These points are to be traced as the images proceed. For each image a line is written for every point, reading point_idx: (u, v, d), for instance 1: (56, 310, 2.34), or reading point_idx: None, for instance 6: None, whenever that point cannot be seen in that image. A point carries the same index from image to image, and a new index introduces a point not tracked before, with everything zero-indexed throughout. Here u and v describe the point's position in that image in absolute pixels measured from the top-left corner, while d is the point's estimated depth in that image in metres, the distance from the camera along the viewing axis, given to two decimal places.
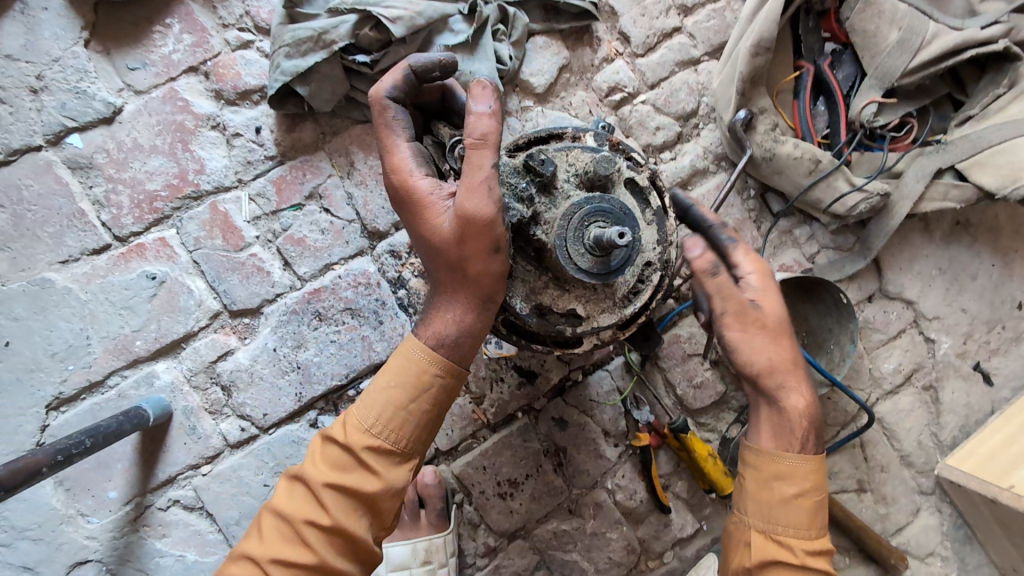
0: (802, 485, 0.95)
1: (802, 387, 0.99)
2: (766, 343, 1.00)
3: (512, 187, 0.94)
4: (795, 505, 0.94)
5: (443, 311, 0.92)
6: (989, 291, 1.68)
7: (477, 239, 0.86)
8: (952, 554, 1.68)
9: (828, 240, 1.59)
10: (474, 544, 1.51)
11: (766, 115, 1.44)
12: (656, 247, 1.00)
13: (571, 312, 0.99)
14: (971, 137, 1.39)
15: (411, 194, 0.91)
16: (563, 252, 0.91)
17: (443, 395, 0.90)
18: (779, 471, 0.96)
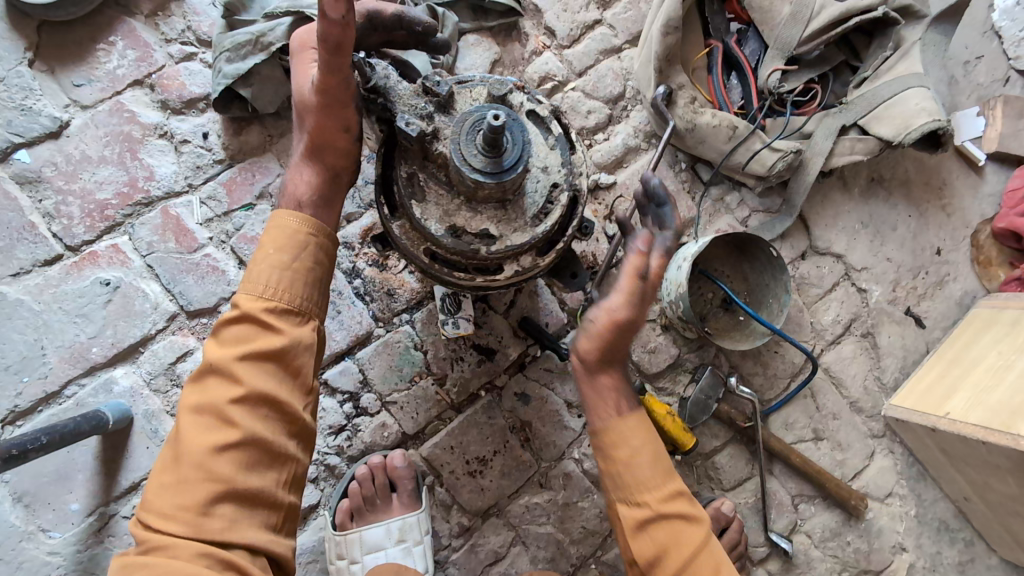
0: (636, 453, 1.12)
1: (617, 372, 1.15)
2: (604, 344, 1.10)
3: (412, 107, 1.00)
4: (637, 470, 1.12)
5: (297, 172, 1.04)
6: (909, 240, 1.81)
7: (329, 112, 0.99)
8: (908, 492, 1.77)
9: (757, 204, 1.71)
10: (449, 525, 1.53)
11: (684, 90, 1.56)
12: (562, 170, 1.07)
13: (484, 233, 1.04)
14: (866, 95, 1.53)
15: (303, 63, 1.07)
16: (460, 156, 0.97)
17: (323, 253, 0.99)
18: (619, 446, 1.13)
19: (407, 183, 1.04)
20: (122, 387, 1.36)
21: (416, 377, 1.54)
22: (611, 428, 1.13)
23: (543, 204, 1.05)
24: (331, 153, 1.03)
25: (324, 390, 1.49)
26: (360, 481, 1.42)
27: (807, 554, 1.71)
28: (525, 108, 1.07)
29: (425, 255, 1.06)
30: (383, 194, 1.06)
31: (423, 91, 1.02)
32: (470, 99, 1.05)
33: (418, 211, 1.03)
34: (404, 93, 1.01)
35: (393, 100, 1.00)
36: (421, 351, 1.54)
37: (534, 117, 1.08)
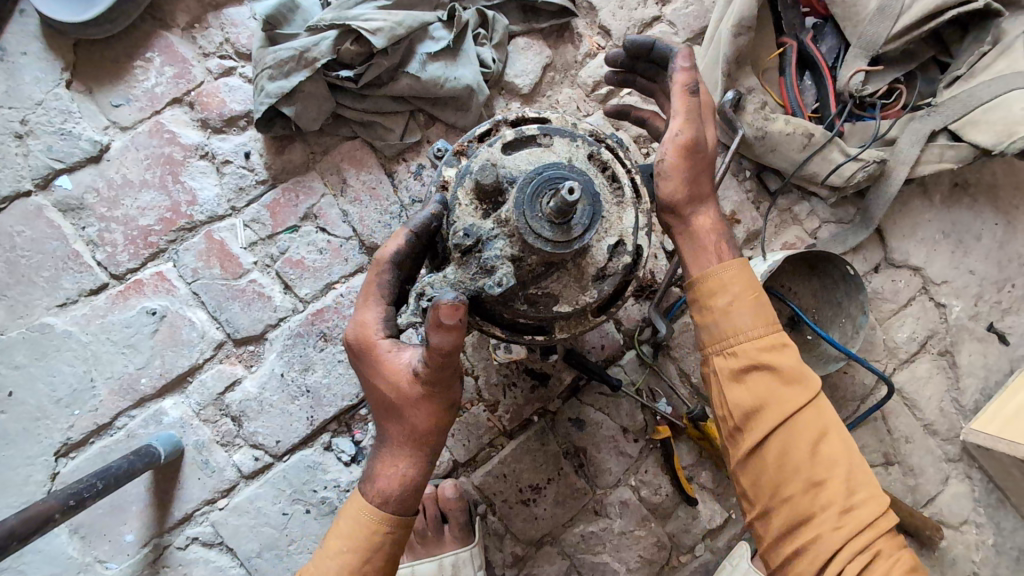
0: (737, 298, 0.99)
1: (709, 210, 1.07)
2: (683, 170, 1.04)
3: (476, 270, 0.82)
4: (738, 313, 0.99)
5: (392, 469, 0.91)
6: (995, 251, 1.67)
7: (435, 399, 0.89)
8: (986, 520, 1.66)
9: (828, 215, 1.58)
10: (502, 554, 1.49)
11: (754, 94, 1.44)
12: (577, 145, 0.92)
13: (611, 250, 0.91)
14: (961, 97, 1.38)
15: (369, 352, 0.91)
16: (550, 243, 0.81)
17: (398, 544, 0.90)
18: (719, 290, 1.01)
19: (531, 304, 0.90)
20: (172, 421, 1.33)
21: (466, 404, 1.48)
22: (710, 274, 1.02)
23: (608, 185, 0.94)
24: (429, 438, 0.91)
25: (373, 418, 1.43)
26: None
27: None
28: (499, 149, 0.90)
29: (596, 317, 0.95)
30: (525, 337, 0.94)
31: (458, 255, 0.83)
32: (469, 206, 0.88)
33: (568, 306, 0.90)
34: (455, 276, 0.82)
35: (462, 286, 0.81)
36: (471, 377, 1.48)
37: (510, 146, 0.92)
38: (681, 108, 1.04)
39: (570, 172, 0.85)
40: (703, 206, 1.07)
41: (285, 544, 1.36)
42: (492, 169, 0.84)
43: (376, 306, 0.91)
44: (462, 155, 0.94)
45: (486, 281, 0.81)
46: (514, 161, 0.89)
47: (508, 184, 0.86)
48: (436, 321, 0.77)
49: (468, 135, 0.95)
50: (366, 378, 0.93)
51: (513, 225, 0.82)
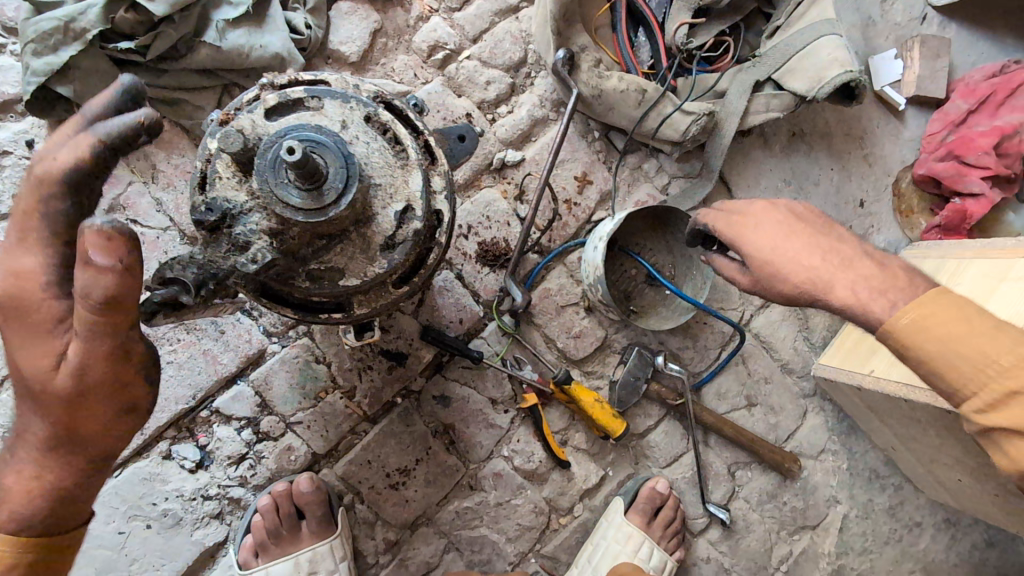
0: (965, 334, 0.83)
1: (851, 275, 0.92)
2: (820, 255, 0.95)
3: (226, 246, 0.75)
4: (957, 351, 0.83)
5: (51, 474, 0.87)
6: (833, 194, 1.76)
7: (93, 398, 0.84)
8: (840, 447, 1.79)
9: (676, 169, 1.62)
10: (374, 542, 1.45)
11: (587, 53, 1.42)
12: (353, 106, 0.86)
13: (399, 215, 0.87)
14: (779, 47, 1.43)
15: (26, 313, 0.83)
16: (302, 211, 0.76)
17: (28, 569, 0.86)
18: (919, 334, 0.85)
19: (314, 280, 0.86)
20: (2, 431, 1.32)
21: (320, 394, 1.41)
22: (897, 327, 0.87)
23: (391, 148, 0.88)
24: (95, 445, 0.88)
25: (217, 418, 1.34)
26: (262, 513, 1.30)
27: (746, 519, 1.72)
28: (260, 115, 0.82)
29: (398, 288, 0.93)
30: (320, 314, 0.91)
31: (207, 233, 0.78)
32: (231, 177, 0.79)
33: (355, 279, 0.86)
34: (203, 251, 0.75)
35: (212, 267, 0.74)
36: (323, 365, 1.40)
37: (276, 111, 0.84)
38: (818, 210, 1.02)
39: (324, 133, 0.79)
40: (826, 284, 0.93)
41: (126, 564, 1.29)
42: (237, 135, 0.75)
43: (37, 251, 0.82)
44: (223, 126, 0.84)
45: (238, 259, 0.75)
46: (275, 125, 0.81)
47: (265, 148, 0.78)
48: (85, 257, 0.75)
49: (233, 103, 0.86)
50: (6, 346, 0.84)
51: (263, 198, 0.76)
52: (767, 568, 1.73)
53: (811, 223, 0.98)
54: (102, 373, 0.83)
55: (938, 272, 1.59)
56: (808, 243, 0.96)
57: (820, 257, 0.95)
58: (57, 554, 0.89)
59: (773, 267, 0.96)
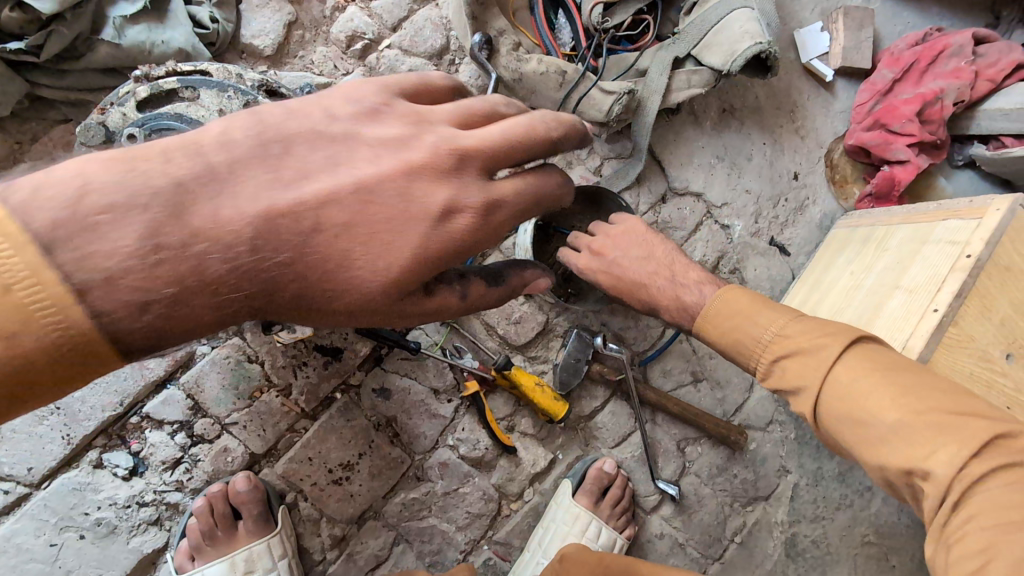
0: (747, 322, 1.09)
1: (671, 286, 1.22)
2: (651, 269, 1.25)
3: None
4: (747, 332, 1.09)
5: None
6: (767, 168, 1.78)
7: (302, 314, 0.78)
8: (787, 417, 1.81)
9: (608, 150, 1.63)
10: (320, 539, 1.44)
11: (505, 36, 1.43)
12: (214, 97, 1.03)
13: None
14: (695, 23, 1.44)
15: (256, 168, 0.73)
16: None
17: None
18: (720, 321, 1.13)
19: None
20: None
21: (255, 393, 1.39)
22: (706, 320, 1.16)
23: None
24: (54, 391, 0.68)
25: (148, 424, 1.32)
26: (197, 516, 1.29)
27: (698, 493, 1.73)
28: (134, 107, 1.03)
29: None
30: None
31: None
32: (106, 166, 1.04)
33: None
34: None
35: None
36: (256, 364, 1.39)
37: (151, 102, 1.04)
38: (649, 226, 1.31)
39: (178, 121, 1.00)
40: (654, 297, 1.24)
41: None
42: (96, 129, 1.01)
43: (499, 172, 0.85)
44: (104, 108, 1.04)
45: None
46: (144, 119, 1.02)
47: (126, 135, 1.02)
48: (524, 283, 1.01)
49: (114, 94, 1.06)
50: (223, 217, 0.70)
51: None
52: (721, 540, 1.75)
53: (643, 241, 1.28)
54: (288, 297, 0.75)
55: (868, 241, 1.60)
56: (644, 258, 1.26)
57: (650, 274, 1.25)
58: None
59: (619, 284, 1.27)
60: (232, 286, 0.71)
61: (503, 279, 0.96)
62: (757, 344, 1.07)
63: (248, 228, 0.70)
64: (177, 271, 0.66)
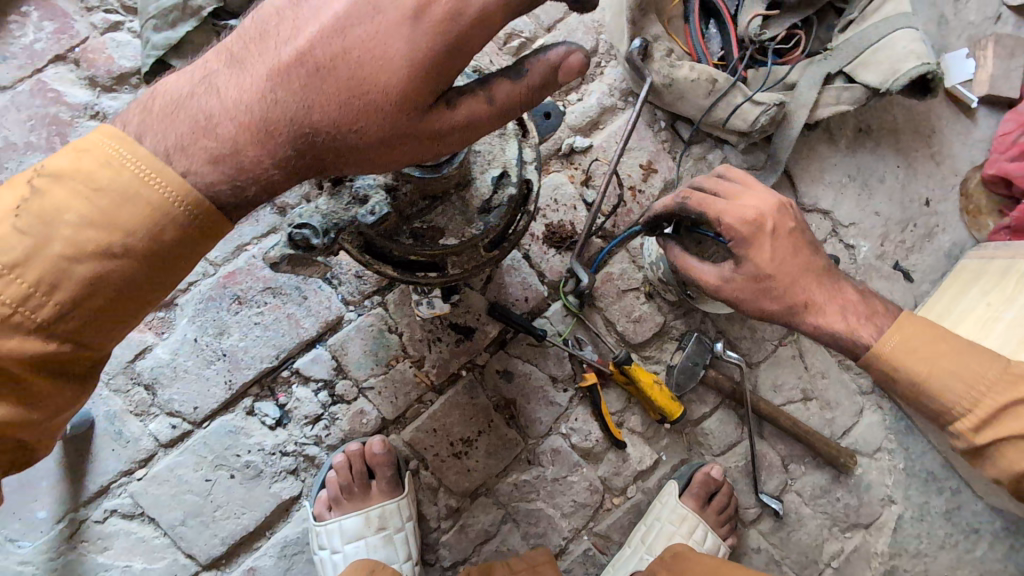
0: (940, 365, 1.04)
1: (808, 287, 1.09)
2: (790, 266, 1.08)
3: (348, 198, 0.81)
4: (943, 377, 1.04)
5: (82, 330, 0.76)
6: (898, 192, 1.75)
7: (295, 154, 0.76)
8: (896, 446, 1.77)
9: (741, 161, 1.62)
10: (436, 507, 1.50)
11: (660, 42, 1.47)
12: None
13: (495, 179, 0.92)
14: (851, 41, 1.45)
15: (257, 38, 0.76)
16: (417, 166, 0.82)
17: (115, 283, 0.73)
18: (907, 360, 1.06)
19: (416, 239, 0.90)
20: (138, 376, 1.32)
21: (391, 361, 1.47)
22: (885, 356, 1.07)
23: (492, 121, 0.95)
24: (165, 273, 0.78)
25: (297, 379, 1.41)
26: (337, 472, 1.37)
27: (799, 512, 1.71)
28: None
29: (490, 251, 0.97)
30: (417, 272, 0.96)
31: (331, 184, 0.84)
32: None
33: (454, 239, 0.91)
34: (327, 203, 0.80)
35: (335, 218, 0.79)
36: (395, 334, 1.47)
37: None
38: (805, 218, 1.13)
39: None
40: (802, 315, 1.09)
41: (210, 510, 1.35)
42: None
43: None
44: None
45: (359, 210, 0.81)
46: None
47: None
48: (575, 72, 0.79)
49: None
50: (227, 83, 0.75)
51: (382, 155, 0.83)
52: (819, 563, 1.71)
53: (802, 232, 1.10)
54: (288, 138, 0.75)
55: (1009, 271, 1.55)
56: (789, 247, 1.08)
57: (786, 264, 1.07)
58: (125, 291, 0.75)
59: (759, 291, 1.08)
60: (241, 125, 0.73)
61: (525, 66, 0.76)
62: (964, 389, 1.03)
63: (267, 86, 0.74)
64: (228, 133, 0.74)
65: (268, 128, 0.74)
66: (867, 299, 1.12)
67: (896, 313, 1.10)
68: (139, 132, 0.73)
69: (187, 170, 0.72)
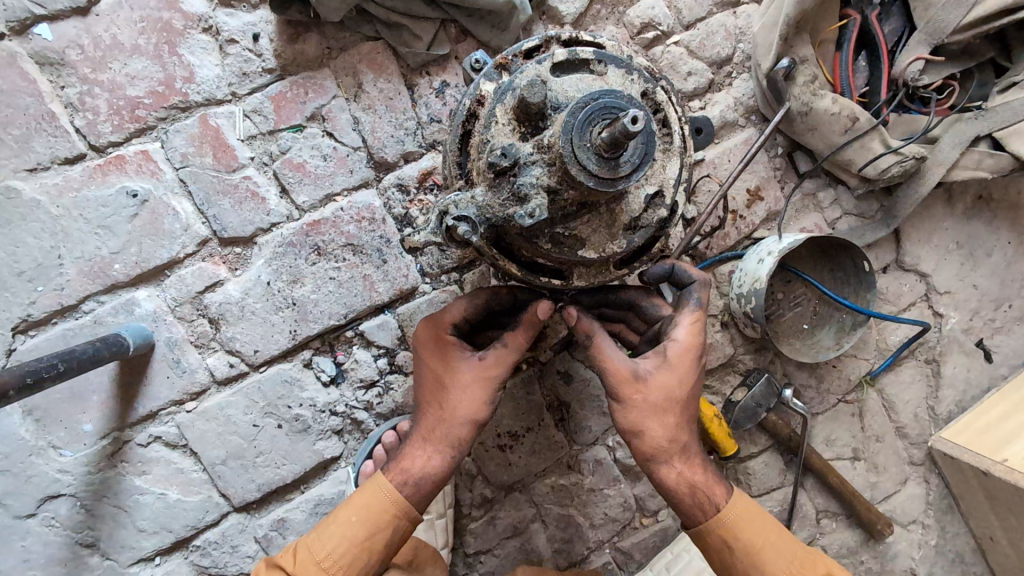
0: (769, 542, 1.04)
1: (681, 426, 1.06)
2: (681, 399, 1.06)
3: (508, 197, 0.76)
4: (768, 553, 1.04)
5: (421, 454, 1.06)
6: (1001, 269, 1.67)
7: (442, 336, 1.10)
8: (934, 523, 1.68)
9: (852, 206, 1.53)
10: (471, 494, 1.49)
11: (806, 66, 1.37)
12: (637, 82, 0.84)
13: (649, 198, 0.85)
14: (1012, 104, 1.34)
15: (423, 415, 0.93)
16: (594, 177, 0.72)
17: (431, 348, 1.10)
18: (743, 535, 1.04)
19: (555, 244, 0.84)
20: (205, 307, 1.28)
21: None
22: (724, 525, 1.04)
23: (659, 131, 0.86)
24: (496, 368, 1.07)
25: (359, 341, 1.35)
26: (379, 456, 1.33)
27: None
28: (547, 68, 0.82)
29: (620, 270, 0.91)
30: (540, 277, 0.89)
31: (491, 176, 0.77)
32: (506, 125, 0.80)
33: (594, 253, 0.84)
34: (483, 197, 0.77)
35: (490, 213, 0.76)
36: None
37: (560, 68, 0.83)
38: (695, 355, 1.06)
39: (631, 105, 0.75)
40: (671, 454, 1.06)
41: (251, 456, 1.32)
42: (541, 87, 0.75)
43: None
44: (500, 68, 0.84)
45: (516, 211, 0.75)
46: (563, 85, 0.79)
47: (554, 109, 0.78)
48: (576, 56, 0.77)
49: (513, 48, 0.86)
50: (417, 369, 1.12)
51: (555, 153, 0.74)
52: None
53: (657, 357, 1.06)
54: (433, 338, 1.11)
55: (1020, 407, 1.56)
56: (687, 384, 1.06)
57: (692, 407, 1.08)
58: (438, 348, 1.10)
59: (655, 415, 1.05)
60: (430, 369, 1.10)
61: None
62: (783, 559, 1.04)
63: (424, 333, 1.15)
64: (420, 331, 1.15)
65: (437, 350, 1.10)
66: (706, 460, 1.10)
67: (731, 485, 1.08)
68: (420, 410, 1.10)
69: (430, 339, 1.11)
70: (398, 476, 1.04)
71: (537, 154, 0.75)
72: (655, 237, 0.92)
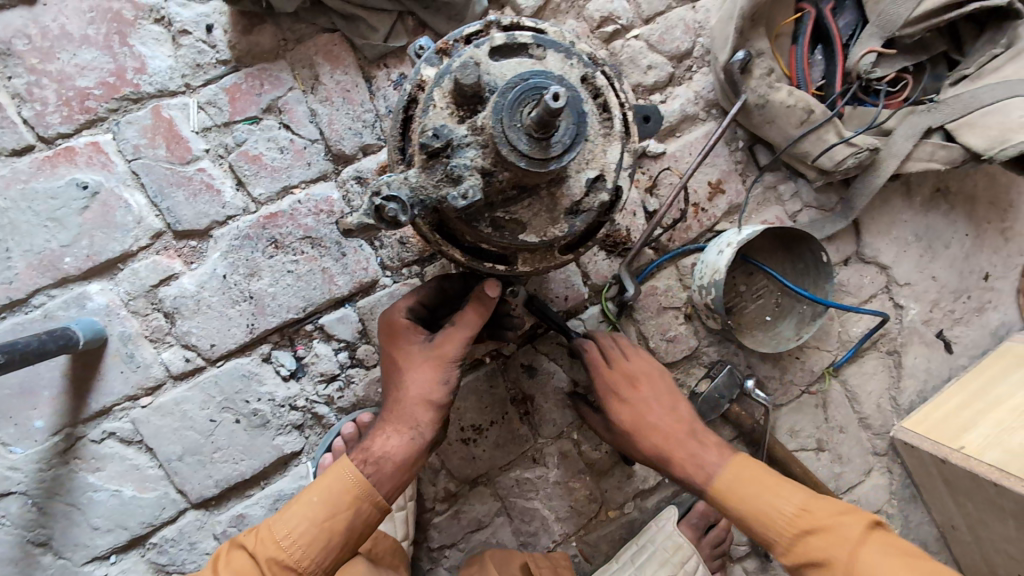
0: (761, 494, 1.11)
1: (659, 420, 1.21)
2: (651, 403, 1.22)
3: (442, 178, 0.76)
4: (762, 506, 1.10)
5: (382, 435, 1.05)
6: (960, 261, 1.70)
7: (397, 322, 1.11)
8: (898, 512, 1.70)
9: (812, 199, 1.55)
10: (434, 488, 1.48)
11: (762, 59, 1.39)
12: (578, 66, 0.84)
13: (591, 183, 0.85)
14: (963, 96, 1.36)
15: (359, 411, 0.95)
16: (526, 158, 0.73)
17: (390, 334, 1.11)
18: (738, 495, 1.12)
19: (496, 229, 0.84)
20: (160, 301, 1.27)
21: None
22: (723, 490, 1.13)
23: (599, 115, 0.86)
24: (449, 347, 1.07)
25: (319, 335, 1.34)
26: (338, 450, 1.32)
27: None
28: (485, 52, 0.82)
29: (566, 254, 0.92)
30: (486, 262, 0.89)
31: (425, 157, 0.77)
32: (444, 109, 0.80)
33: (535, 237, 0.84)
34: (417, 178, 0.76)
35: (424, 194, 0.76)
36: None
37: (499, 52, 0.83)
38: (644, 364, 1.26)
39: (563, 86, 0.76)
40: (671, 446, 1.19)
41: (209, 451, 1.31)
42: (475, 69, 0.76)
43: None
44: (440, 53, 0.84)
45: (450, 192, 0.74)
46: (500, 69, 0.80)
47: (490, 93, 0.78)
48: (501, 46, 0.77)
49: (454, 33, 0.86)
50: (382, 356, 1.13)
51: (488, 135, 0.74)
52: None
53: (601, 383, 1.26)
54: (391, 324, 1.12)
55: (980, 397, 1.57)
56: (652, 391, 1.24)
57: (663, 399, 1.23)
58: (396, 333, 1.10)
59: (638, 442, 1.21)
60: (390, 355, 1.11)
61: None
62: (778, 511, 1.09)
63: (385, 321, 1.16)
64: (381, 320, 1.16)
65: (394, 335, 1.11)
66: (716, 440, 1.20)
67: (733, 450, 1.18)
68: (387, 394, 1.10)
69: (388, 327, 1.12)
70: (360, 456, 1.04)
71: (470, 136, 0.75)
72: (599, 222, 0.92)
